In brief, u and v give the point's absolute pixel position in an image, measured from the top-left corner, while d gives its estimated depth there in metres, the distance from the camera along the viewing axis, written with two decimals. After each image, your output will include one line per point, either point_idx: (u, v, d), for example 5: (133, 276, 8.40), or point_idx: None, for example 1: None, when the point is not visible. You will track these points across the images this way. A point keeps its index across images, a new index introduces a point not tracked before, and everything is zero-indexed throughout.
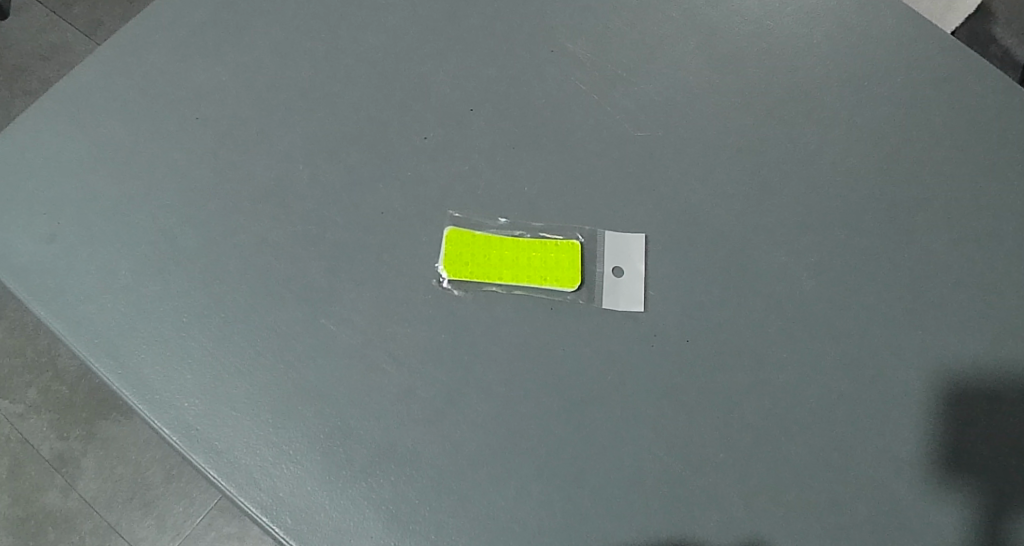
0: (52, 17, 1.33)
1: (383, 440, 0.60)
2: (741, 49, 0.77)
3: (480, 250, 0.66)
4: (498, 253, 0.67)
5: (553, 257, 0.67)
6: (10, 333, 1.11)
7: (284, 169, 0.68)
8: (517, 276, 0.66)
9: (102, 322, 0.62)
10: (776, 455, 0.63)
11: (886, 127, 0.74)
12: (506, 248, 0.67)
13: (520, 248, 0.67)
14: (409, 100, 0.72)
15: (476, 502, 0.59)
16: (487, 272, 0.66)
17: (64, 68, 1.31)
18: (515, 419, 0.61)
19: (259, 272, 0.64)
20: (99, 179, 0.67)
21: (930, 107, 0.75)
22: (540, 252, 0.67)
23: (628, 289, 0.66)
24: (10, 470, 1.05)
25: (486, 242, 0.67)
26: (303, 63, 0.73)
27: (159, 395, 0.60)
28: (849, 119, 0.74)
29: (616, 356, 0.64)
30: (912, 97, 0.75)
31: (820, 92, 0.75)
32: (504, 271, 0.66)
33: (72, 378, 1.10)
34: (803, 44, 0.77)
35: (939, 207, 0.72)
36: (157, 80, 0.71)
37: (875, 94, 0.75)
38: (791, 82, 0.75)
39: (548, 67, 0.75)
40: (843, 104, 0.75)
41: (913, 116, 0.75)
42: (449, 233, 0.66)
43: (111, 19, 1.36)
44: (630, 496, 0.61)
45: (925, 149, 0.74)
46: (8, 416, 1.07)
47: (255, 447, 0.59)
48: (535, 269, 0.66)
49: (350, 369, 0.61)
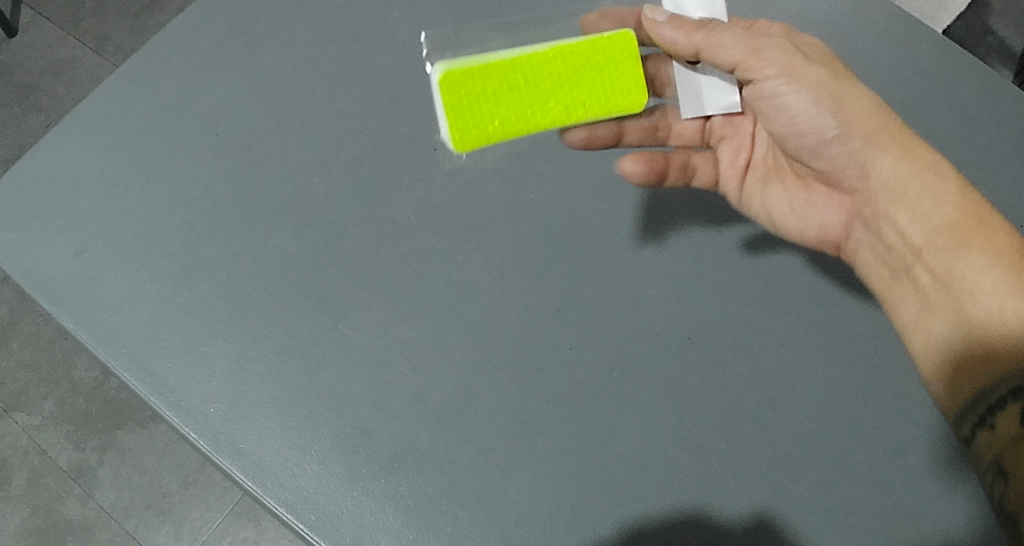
0: (60, 32, 1.21)
1: (404, 440, 0.56)
2: (783, 19, 0.68)
3: (498, 79, 0.55)
4: (531, 81, 0.55)
5: (633, 91, 0.57)
6: (26, 347, 1.07)
7: (286, 153, 0.64)
8: (567, 99, 0.55)
9: (125, 327, 0.59)
10: (826, 442, 0.58)
11: (947, 84, 0.66)
12: (509, 61, 0.55)
13: (546, 111, 0.55)
14: (416, 74, 0.66)
15: (506, 502, 0.55)
16: (517, 102, 0.55)
17: (77, 85, 1.18)
18: (542, 414, 0.57)
19: (268, 264, 0.60)
20: (105, 173, 0.63)
21: (983, 74, 0.66)
22: (569, 66, 0.56)
23: (711, 92, 0.58)
24: (28, 482, 1.02)
25: (473, 66, 0.55)
26: (302, 50, 0.67)
27: (185, 402, 0.57)
28: (900, 92, 0.66)
29: (650, 343, 0.60)
30: (970, 65, 0.67)
31: (874, 47, 0.67)
32: (508, 127, 0.55)
33: (88, 389, 1.05)
34: (852, 9, 0.68)
35: (1005, 173, 0.64)
36: (153, 71, 0.66)
37: (934, 48, 0.68)
38: (842, 36, 0.67)
39: (568, 31, 0.68)
40: (900, 60, 0.67)
41: (964, 84, 0.66)
42: (431, 63, 0.56)
43: (119, 33, 1.22)
44: (664, 491, 0.56)
45: (989, 108, 0.66)
46: (25, 428, 1.04)
47: (280, 449, 0.55)
48: (596, 105, 0.56)
49: (366, 373, 0.57)
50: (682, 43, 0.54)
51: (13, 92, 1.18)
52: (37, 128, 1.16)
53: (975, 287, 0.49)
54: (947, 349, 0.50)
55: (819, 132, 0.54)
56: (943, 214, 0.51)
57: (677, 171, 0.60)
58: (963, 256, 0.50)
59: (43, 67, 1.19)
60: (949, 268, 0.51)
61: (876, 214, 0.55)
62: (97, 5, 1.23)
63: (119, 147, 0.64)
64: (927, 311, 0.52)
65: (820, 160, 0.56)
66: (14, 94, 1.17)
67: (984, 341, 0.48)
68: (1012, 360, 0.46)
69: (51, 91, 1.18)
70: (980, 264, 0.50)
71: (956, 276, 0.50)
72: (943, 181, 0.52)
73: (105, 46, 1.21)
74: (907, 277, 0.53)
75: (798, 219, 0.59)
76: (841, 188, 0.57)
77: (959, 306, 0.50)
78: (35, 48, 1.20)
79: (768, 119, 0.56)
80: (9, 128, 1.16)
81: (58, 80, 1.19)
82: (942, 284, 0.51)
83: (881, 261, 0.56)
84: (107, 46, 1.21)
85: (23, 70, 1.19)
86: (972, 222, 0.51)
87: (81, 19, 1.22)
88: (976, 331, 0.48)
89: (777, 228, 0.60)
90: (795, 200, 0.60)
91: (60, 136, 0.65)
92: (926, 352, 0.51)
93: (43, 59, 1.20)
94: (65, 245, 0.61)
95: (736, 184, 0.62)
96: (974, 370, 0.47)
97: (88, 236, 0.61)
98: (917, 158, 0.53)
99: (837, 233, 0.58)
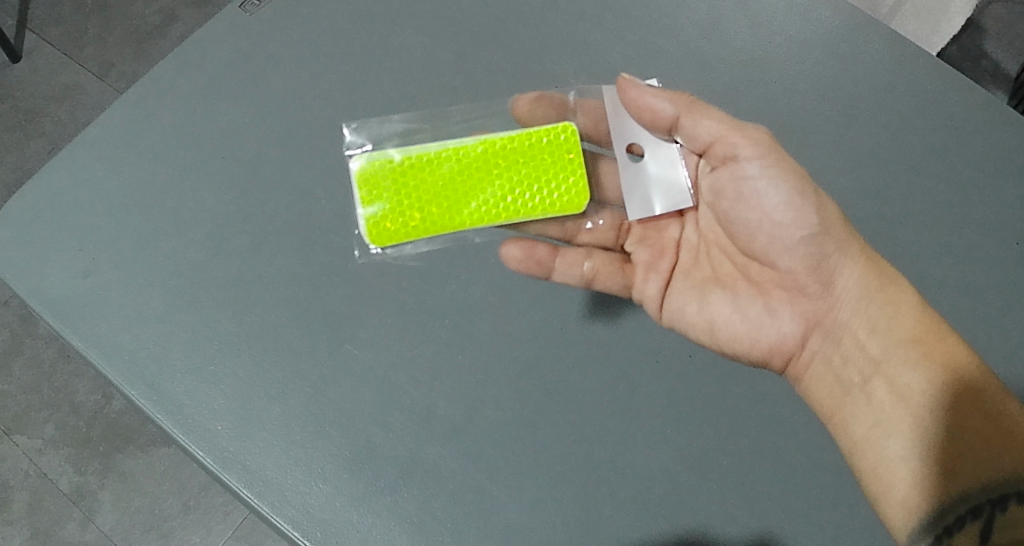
0: (64, 59, 1.23)
1: (410, 456, 0.56)
2: (777, 44, 0.70)
3: (415, 185, 0.60)
4: (434, 184, 0.60)
5: (572, 192, 0.60)
6: (27, 369, 1.07)
7: (293, 174, 0.65)
8: (468, 199, 0.59)
9: (133, 346, 0.59)
10: (829, 459, 0.58)
11: (939, 104, 0.68)
12: (440, 160, 0.60)
13: (477, 210, 0.59)
14: (419, 97, 0.68)
15: (511, 519, 0.55)
16: (432, 206, 0.59)
17: (80, 111, 1.20)
18: (546, 432, 0.58)
19: (275, 283, 0.61)
20: (114, 196, 0.64)
21: (972, 95, 0.68)
22: (510, 161, 0.60)
23: (658, 193, 0.61)
24: (29, 505, 1.01)
25: (402, 167, 0.60)
26: (307, 74, 0.68)
27: (192, 419, 0.57)
28: (891, 113, 0.68)
29: (654, 360, 0.60)
30: (960, 85, 0.68)
31: (866, 69, 0.69)
32: (431, 226, 0.59)
33: (89, 412, 1.05)
34: (843, 34, 0.70)
35: (998, 189, 0.66)
36: (162, 96, 0.68)
37: (926, 68, 0.69)
38: (833, 60, 0.69)
39: (568, 56, 0.69)
40: (891, 81, 0.68)
41: (954, 105, 0.68)
42: (356, 167, 0.60)
43: (122, 59, 1.24)
44: (668, 508, 0.57)
45: (981, 126, 0.67)
46: (26, 451, 1.03)
47: (287, 466, 0.56)
48: (531, 201, 0.60)
49: (372, 391, 0.58)
50: (667, 110, 0.56)
51: (17, 118, 1.19)
52: (40, 152, 1.17)
53: (931, 404, 0.52)
54: (905, 469, 0.52)
55: (798, 231, 0.54)
56: (895, 328, 0.55)
57: (565, 265, 0.59)
58: (907, 367, 0.54)
59: (47, 94, 1.21)
60: (905, 383, 0.54)
61: (835, 321, 0.58)
62: (101, 34, 1.25)
63: (128, 170, 0.65)
64: (881, 432, 0.54)
65: (785, 260, 0.56)
66: (17, 119, 1.19)
67: (950, 456, 0.51)
68: (973, 477, 0.49)
69: (55, 117, 1.20)
70: (931, 383, 0.53)
71: (915, 391, 0.53)
72: (891, 295, 0.56)
73: (107, 71, 1.23)
74: (861, 394, 0.56)
75: (748, 327, 0.58)
76: (802, 295, 0.58)
77: (918, 423, 0.53)
78: (40, 75, 1.22)
79: (740, 210, 0.56)
80: (13, 152, 1.17)
81: (61, 106, 1.20)
82: (901, 401, 0.54)
83: (834, 375, 0.57)
84: (110, 73, 1.23)
85: (27, 96, 1.21)
86: (923, 336, 0.54)
87: (85, 47, 1.24)
88: (936, 446, 0.52)
89: (717, 337, 0.59)
90: (745, 309, 0.59)
91: (71, 160, 0.66)
92: (884, 471, 0.53)
93: (47, 86, 1.21)
94: (75, 265, 0.62)
95: (658, 285, 0.61)
96: (931, 489, 0.50)
97: (97, 257, 0.62)
98: (873, 273, 0.56)
99: (792, 345, 0.58)
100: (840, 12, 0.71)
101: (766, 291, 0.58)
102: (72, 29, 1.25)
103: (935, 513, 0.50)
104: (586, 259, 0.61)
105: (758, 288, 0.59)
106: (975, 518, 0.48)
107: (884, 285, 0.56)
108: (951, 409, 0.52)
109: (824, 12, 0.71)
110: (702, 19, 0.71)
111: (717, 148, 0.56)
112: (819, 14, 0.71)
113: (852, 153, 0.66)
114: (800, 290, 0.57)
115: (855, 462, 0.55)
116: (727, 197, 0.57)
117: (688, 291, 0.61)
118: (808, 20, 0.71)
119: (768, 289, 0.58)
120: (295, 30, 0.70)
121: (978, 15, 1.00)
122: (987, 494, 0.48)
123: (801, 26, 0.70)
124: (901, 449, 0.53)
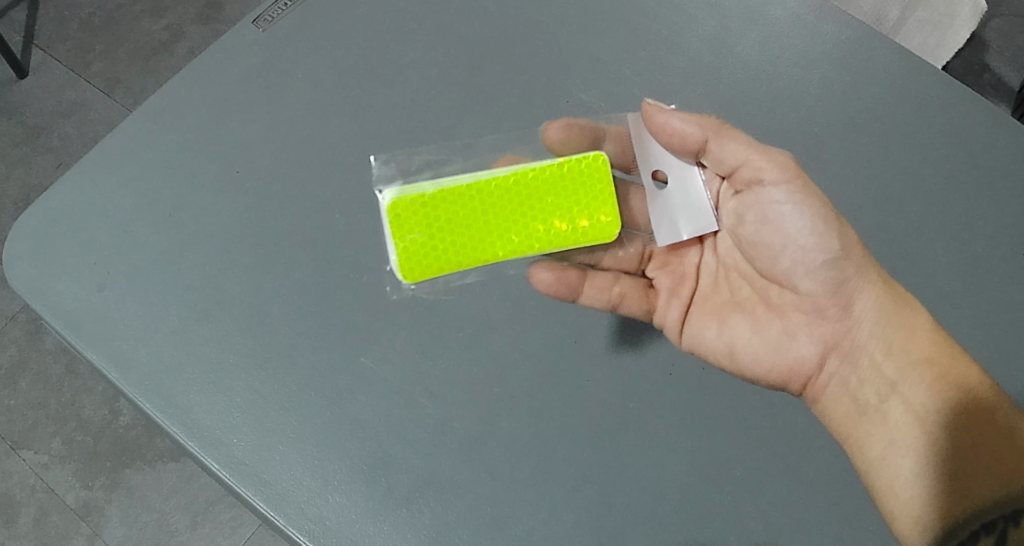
0: (71, 75, 1.24)
1: (425, 469, 0.57)
2: (782, 58, 0.71)
3: (445, 216, 0.57)
4: (464, 217, 0.58)
5: (604, 221, 0.59)
6: (33, 384, 1.07)
7: (305, 189, 0.65)
8: (501, 231, 0.58)
9: (148, 360, 0.60)
10: (843, 469, 0.58)
11: (944, 114, 0.68)
12: (472, 192, 0.58)
13: (508, 242, 0.57)
14: (431, 112, 0.68)
15: (524, 529, 0.56)
16: (463, 239, 0.57)
17: (87, 127, 1.21)
18: (559, 443, 0.58)
19: (288, 298, 0.62)
20: (128, 211, 0.65)
21: (979, 104, 0.69)
22: (541, 193, 0.58)
23: (684, 218, 0.61)
24: (35, 521, 1.01)
25: (435, 199, 0.58)
26: (319, 89, 0.69)
27: (209, 432, 0.58)
28: (898, 125, 0.68)
29: (666, 374, 0.61)
30: (967, 95, 0.69)
31: (872, 81, 0.70)
32: (464, 262, 0.57)
33: (97, 426, 1.05)
34: (848, 46, 0.71)
35: (1006, 197, 0.66)
36: (174, 113, 0.69)
37: (932, 78, 0.70)
38: (839, 73, 0.70)
39: (578, 69, 0.70)
40: (897, 93, 0.69)
41: (962, 114, 0.68)
42: (387, 201, 0.57)
43: (128, 75, 1.25)
44: (680, 519, 0.57)
45: (987, 135, 0.68)
46: (33, 466, 1.03)
47: (303, 480, 0.56)
48: (565, 231, 0.58)
49: (385, 403, 0.59)
50: (694, 135, 0.57)
51: (25, 134, 1.20)
52: (47, 169, 1.19)
53: (946, 424, 0.54)
54: (920, 487, 0.53)
55: (821, 255, 0.55)
56: (915, 351, 0.56)
57: (593, 290, 0.60)
58: (926, 389, 0.55)
59: (56, 109, 1.22)
60: (921, 403, 0.56)
61: (852, 344, 0.59)
62: (107, 50, 1.27)
63: (141, 185, 0.66)
64: (897, 451, 0.55)
65: (805, 283, 0.58)
66: (26, 136, 1.20)
67: (963, 477, 0.52)
68: (984, 496, 0.51)
69: (62, 133, 1.21)
70: (946, 405, 0.54)
71: (930, 412, 0.55)
72: (911, 318, 0.57)
73: (114, 87, 1.24)
74: (877, 414, 0.57)
75: (768, 350, 0.60)
76: (820, 319, 0.59)
77: (932, 443, 0.54)
78: (47, 91, 1.23)
79: (763, 234, 0.57)
80: (20, 169, 1.18)
81: (68, 121, 1.22)
82: (918, 421, 0.55)
83: (850, 397, 0.59)
84: (118, 89, 1.24)
85: (34, 111, 1.22)
86: (942, 359, 0.55)
87: (92, 63, 1.25)
88: (950, 464, 0.53)
89: (737, 361, 0.60)
90: (763, 334, 0.60)
91: (84, 176, 0.67)
92: (897, 489, 0.54)
93: (54, 102, 1.23)
94: (89, 280, 0.63)
95: (678, 311, 0.63)
96: (942, 508, 0.52)
97: (112, 272, 0.63)
98: (897, 299, 0.56)
99: (811, 368, 0.59)
100: (843, 26, 0.72)
101: (785, 314, 0.60)
102: (79, 47, 1.27)
103: (948, 528, 0.51)
104: (614, 284, 0.62)
105: (776, 312, 0.60)
106: (988, 532, 0.49)
107: (907, 310, 0.57)
108: (965, 430, 0.53)
109: (828, 26, 0.72)
110: (708, 34, 0.72)
111: (743, 174, 0.56)
112: (823, 29, 0.72)
113: (859, 166, 0.67)
114: (819, 313, 0.59)
115: (869, 481, 0.55)
116: (750, 221, 0.58)
117: (706, 317, 0.63)
118: (813, 34, 0.71)
119: (786, 312, 0.60)
120: (307, 47, 0.71)
121: (982, 29, 1.02)
122: (1000, 509, 0.50)
123: (805, 40, 0.71)
124: (914, 470, 0.54)
